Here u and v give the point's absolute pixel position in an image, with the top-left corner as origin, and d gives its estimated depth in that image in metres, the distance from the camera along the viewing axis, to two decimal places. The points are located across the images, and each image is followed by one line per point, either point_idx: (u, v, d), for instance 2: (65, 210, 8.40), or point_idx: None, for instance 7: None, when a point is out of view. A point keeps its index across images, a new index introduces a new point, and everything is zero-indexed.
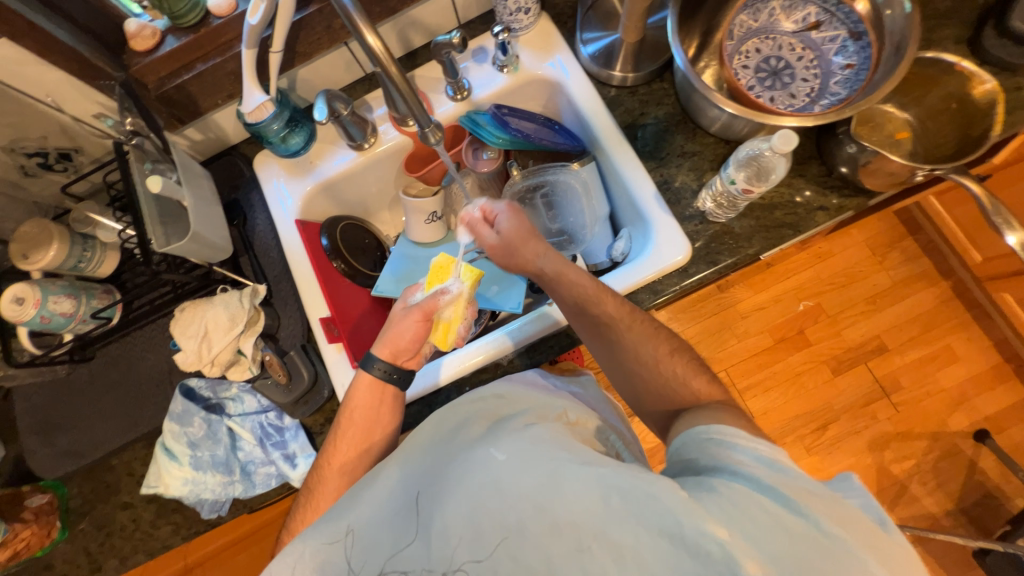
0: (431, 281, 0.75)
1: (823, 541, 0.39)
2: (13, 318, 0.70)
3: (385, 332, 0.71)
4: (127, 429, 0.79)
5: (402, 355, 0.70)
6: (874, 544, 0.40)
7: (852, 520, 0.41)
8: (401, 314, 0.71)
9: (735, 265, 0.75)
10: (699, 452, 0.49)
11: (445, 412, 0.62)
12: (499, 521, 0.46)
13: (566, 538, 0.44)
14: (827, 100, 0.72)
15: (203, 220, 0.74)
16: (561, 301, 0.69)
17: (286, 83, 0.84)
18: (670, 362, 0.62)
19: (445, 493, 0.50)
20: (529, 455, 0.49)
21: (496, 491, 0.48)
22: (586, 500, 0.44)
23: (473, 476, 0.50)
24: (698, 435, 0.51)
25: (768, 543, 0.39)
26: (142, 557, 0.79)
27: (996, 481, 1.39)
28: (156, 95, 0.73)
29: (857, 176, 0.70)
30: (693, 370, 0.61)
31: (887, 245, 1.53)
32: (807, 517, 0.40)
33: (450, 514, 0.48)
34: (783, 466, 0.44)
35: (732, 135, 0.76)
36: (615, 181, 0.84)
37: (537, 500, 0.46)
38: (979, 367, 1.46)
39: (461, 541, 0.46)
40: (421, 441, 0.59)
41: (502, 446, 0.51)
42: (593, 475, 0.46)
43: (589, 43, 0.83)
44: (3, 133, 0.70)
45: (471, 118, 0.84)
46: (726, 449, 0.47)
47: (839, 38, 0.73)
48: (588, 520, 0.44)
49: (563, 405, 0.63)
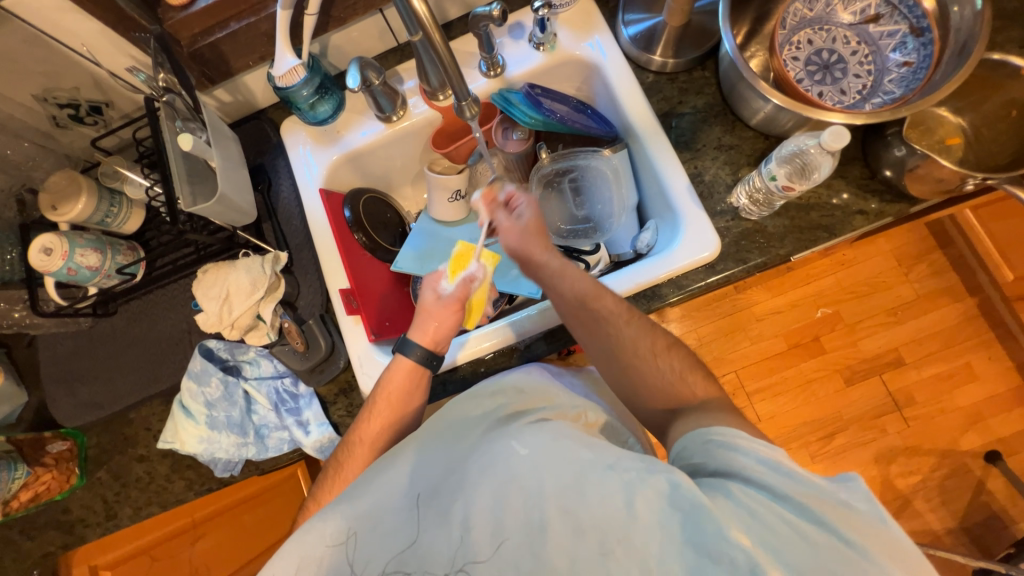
0: (454, 268, 0.70)
1: (843, 550, 0.39)
2: (40, 268, 0.71)
3: (420, 322, 0.69)
4: (145, 385, 0.80)
5: (441, 342, 0.70)
6: (888, 549, 0.40)
7: (867, 528, 0.41)
8: (434, 305, 0.69)
9: (764, 265, 0.73)
10: (703, 456, 0.49)
11: (462, 403, 0.63)
12: (522, 519, 0.47)
13: (589, 539, 0.44)
14: (880, 99, 0.69)
15: (230, 182, 0.74)
16: (557, 296, 0.66)
17: (318, 49, 0.83)
18: (666, 358, 0.62)
19: (468, 487, 0.50)
20: (551, 455, 0.50)
21: (518, 487, 0.48)
22: (612, 505, 0.45)
23: (496, 469, 0.50)
24: (701, 434, 0.51)
25: (789, 553, 0.39)
26: (155, 509, 0.82)
27: (1002, 503, 1.37)
28: (189, 52, 0.72)
29: (901, 181, 0.68)
30: (688, 364, 0.62)
31: (915, 257, 1.49)
32: (829, 528, 0.40)
33: (476, 506, 0.48)
34: (788, 469, 0.44)
35: (774, 130, 0.73)
36: (646, 170, 0.82)
37: (563, 502, 0.46)
38: (997, 389, 1.43)
39: (482, 536, 0.47)
40: (436, 431, 0.59)
41: (524, 441, 0.52)
42: (620, 481, 0.46)
43: (631, 24, 0.80)
44: (37, 81, 0.70)
45: (503, 96, 0.81)
46: (730, 450, 0.47)
47: (898, 34, 0.69)
48: (613, 525, 0.44)
49: (582, 406, 0.64)
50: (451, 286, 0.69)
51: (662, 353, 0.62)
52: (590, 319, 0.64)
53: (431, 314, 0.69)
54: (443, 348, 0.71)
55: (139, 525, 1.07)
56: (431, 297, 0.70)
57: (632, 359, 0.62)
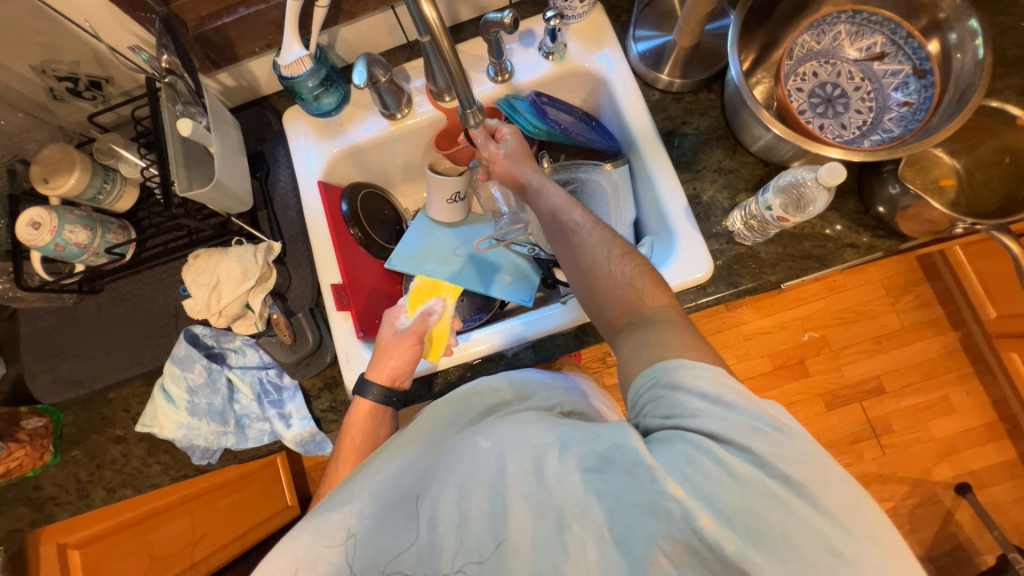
0: (413, 304, 0.78)
1: (769, 484, 0.41)
2: (27, 242, 0.70)
3: (379, 357, 0.71)
4: (126, 366, 0.79)
5: (399, 378, 0.71)
6: (815, 474, 0.42)
7: (799, 456, 0.42)
8: (391, 341, 0.71)
9: (754, 290, 0.74)
10: (650, 400, 0.49)
11: (438, 407, 0.64)
12: (486, 509, 0.48)
13: (548, 519, 0.45)
14: (878, 136, 0.71)
15: (228, 168, 0.73)
16: (537, 214, 0.69)
17: (326, 40, 0.82)
18: (620, 264, 0.59)
19: (436, 485, 0.52)
20: (511, 442, 0.50)
21: (483, 479, 0.49)
22: (567, 483, 0.46)
23: (461, 464, 0.51)
24: (651, 372, 0.50)
25: (723, 497, 0.41)
26: (129, 492, 0.81)
27: (968, 534, 1.40)
28: (194, 34, 0.72)
29: (893, 218, 0.69)
30: (643, 270, 0.59)
31: (902, 288, 1.51)
32: (761, 466, 0.42)
33: (443, 501, 0.50)
34: (731, 403, 0.45)
35: (774, 158, 0.74)
36: (645, 183, 0.82)
37: (525, 489, 0.47)
38: (972, 423, 1.46)
39: (448, 530, 0.49)
40: (420, 427, 0.61)
41: (487, 436, 0.53)
42: (575, 458, 0.47)
43: (641, 41, 0.80)
44: (36, 53, 0.69)
45: (509, 102, 0.81)
46: (676, 390, 0.47)
47: (902, 74, 0.71)
48: (570, 502, 0.45)
49: (557, 398, 0.64)
50: (410, 320, 0.75)
51: (617, 259, 0.60)
52: (558, 233, 0.65)
53: (387, 350, 0.71)
54: (400, 386, 0.71)
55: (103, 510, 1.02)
56: (389, 335, 0.72)
57: (590, 264, 0.61)
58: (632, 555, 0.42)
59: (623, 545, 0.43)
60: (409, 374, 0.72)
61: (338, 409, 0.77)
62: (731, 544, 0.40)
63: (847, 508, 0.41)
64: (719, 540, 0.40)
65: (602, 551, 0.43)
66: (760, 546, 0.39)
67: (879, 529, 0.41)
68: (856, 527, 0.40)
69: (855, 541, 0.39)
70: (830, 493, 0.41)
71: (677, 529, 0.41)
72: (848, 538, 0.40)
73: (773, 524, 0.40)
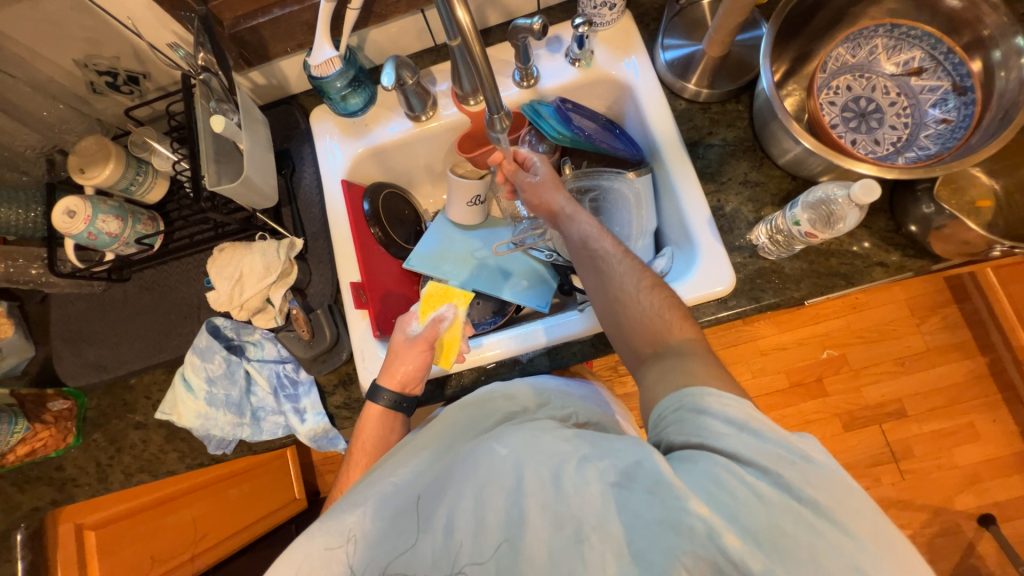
0: (425, 309, 0.75)
1: (796, 506, 0.40)
2: (62, 229, 0.72)
3: (391, 362, 0.71)
4: (149, 354, 0.81)
5: (409, 384, 0.71)
6: (843, 501, 0.41)
7: (826, 483, 0.42)
8: (402, 346, 0.71)
9: (777, 306, 0.73)
10: (675, 420, 0.49)
11: (452, 413, 0.65)
12: (502, 516, 0.48)
13: (565, 530, 0.45)
14: (913, 153, 0.69)
15: (256, 165, 0.74)
16: (565, 238, 0.70)
17: (356, 42, 0.83)
18: (649, 296, 0.60)
19: (452, 490, 0.52)
20: (529, 451, 0.50)
21: (501, 486, 0.50)
22: (586, 495, 0.45)
23: (478, 472, 0.52)
24: (677, 395, 0.50)
25: (748, 516, 0.40)
26: (146, 477, 0.83)
27: (991, 568, 1.35)
28: (230, 33, 0.74)
29: (925, 238, 0.67)
30: (671, 303, 0.59)
31: (929, 309, 1.47)
32: (786, 488, 0.41)
33: (460, 507, 0.51)
34: (758, 429, 0.45)
35: (802, 172, 0.72)
36: (668, 195, 0.82)
37: (543, 499, 0.47)
38: (999, 452, 1.41)
39: (464, 534, 0.49)
40: (435, 433, 0.62)
41: (504, 442, 0.53)
42: (594, 471, 0.46)
43: (669, 49, 0.79)
44: (79, 47, 0.71)
45: (533, 107, 0.81)
46: (702, 414, 0.47)
47: (940, 90, 0.69)
48: (588, 514, 0.45)
49: (572, 407, 0.64)
50: (422, 326, 0.74)
51: (647, 290, 0.60)
52: (587, 261, 0.66)
53: (399, 355, 0.71)
54: (410, 391, 0.72)
55: (123, 492, 1.04)
56: (402, 339, 0.72)
57: (619, 293, 0.61)
58: (652, 566, 0.41)
59: (642, 559, 0.42)
60: (421, 379, 0.72)
61: (352, 406, 0.78)
62: (757, 563, 0.39)
63: (876, 536, 0.40)
64: (745, 560, 0.39)
65: (621, 565, 0.42)
66: (786, 565, 0.39)
67: (908, 559, 0.40)
68: (886, 556, 0.39)
69: (884, 570, 0.39)
70: (859, 520, 0.40)
71: (702, 547, 0.40)
72: (878, 566, 0.39)
73: (800, 546, 0.39)
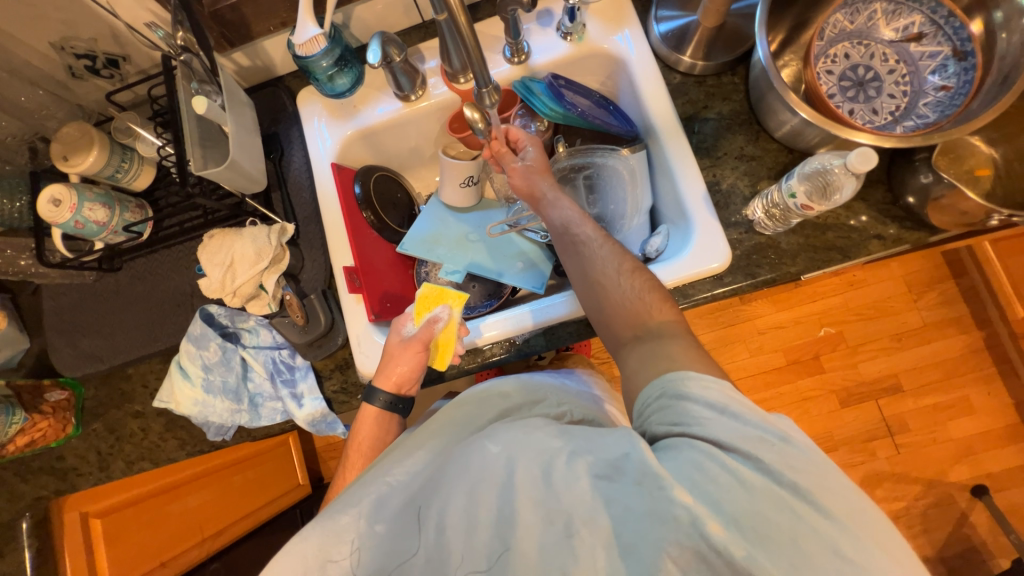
0: (419, 311, 0.74)
1: (778, 491, 0.41)
2: (48, 218, 0.71)
3: (387, 365, 0.71)
4: (144, 343, 0.81)
5: (404, 385, 0.71)
6: (820, 482, 0.41)
7: (807, 466, 0.42)
8: (399, 349, 0.71)
9: (773, 282, 0.72)
10: (658, 408, 0.49)
11: (447, 410, 0.65)
12: (494, 513, 0.48)
13: (556, 525, 0.45)
14: (912, 122, 0.67)
15: (242, 148, 0.73)
16: (548, 224, 0.72)
17: (340, 19, 0.81)
18: (630, 278, 0.61)
19: (442, 490, 0.51)
20: (521, 446, 0.50)
21: (493, 483, 0.49)
22: (577, 489, 0.46)
23: (469, 470, 0.50)
24: (660, 383, 0.50)
25: (728, 502, 0.41)
26: (147, 465, 0.83)
27: (984, 537, 1.37)
28: (210, 12, 0.72)
29: (923, 210, 0.66)
30: (651, 287, 0.60)
31: (926, 284, 1.47)
32: (765, 472, 0.42)
33: (451, 507, 0.49)
34: (736, 412, 0.46)
35: (799, 145, 0.71)
36: (663, 172, 0.80)
37: (535, 495, 0.47)
38: (992, 425, 1.42)
39: (456, 535, 0.48)
40: (427, 433, 0.62)
41: (497, 440, 0.52)
42: (584, 464, 0.47)
43: (663, 21, 0.77)
44: (55, 29, 0.69)
45: (525, 84, 0.80)
46: (684, 400, 0.48)
47: (940, 56, 0.67)
48: (579, 508, 0.45)
49: (567, 405, 0.65)
50: (417, 327, 0.73)
51: (628, 272, 0.62)
52: (569, 246, 0.68)
53: (396, 358, 0.71)
54: (406, 393, 0.72)
55: (124, 481, 1.04)
56: (397, 343, 0.72)
57: (600, 276, 0.62)
58: (641, 561, 0.41)
59: (630, 553, 0.42)
60: (415, 383, 0.72)
61: (349, 390, 0.78)
62: (739, 550, 0.39)
63: (854, 516, 0.40)
64: (728, 546, 0.39)
65: (610, 561, 0.43)
66: (768, 551, 0.39)
67: (884, 536, 0.41)
68: (863, 536, 0.40)
69: (863, 548, 0.39)
70: (838, 502, 0.41)
71: (685, 535, 0.40)
72: (857, 546, 0.39)
73: (782, 531, 0.39)
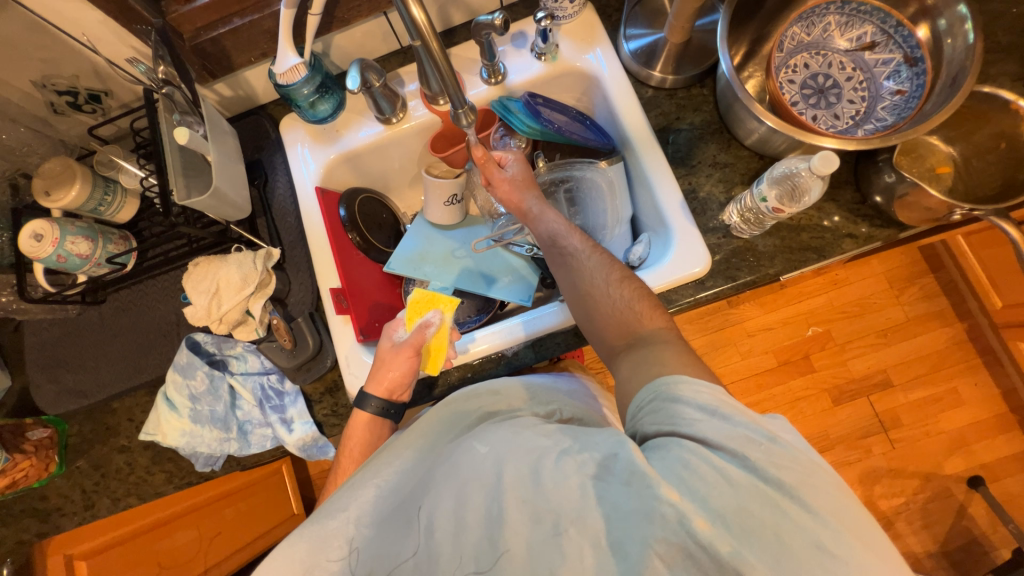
0: (410, 316, 0.75)
1: (762, 488, 0.41)
2: (30, 253, 0.70)
3: (381, 373, 0.71)
4: (129, 375, 0.80)
5: (398, 391, 0.71)
6: (806, 479, 0.42)
7: (792, 463, 0.43)
8: (394, 356, 0.70)
9: (753, 283, 0.74)
10: (651, 411, 0.50)
11: (436, 411, 0.66)
12: (483, 514, 0.48)
13: (543, 525, 0.45)
14: (872, 125, 0.71)
15: (226, 176, 0.74)
16: (537, 237, 0.75)
17: (320, 48, 0.83)
18: (619, 288, 0.63)
19: (435, 491, 0.52)
20: (510, 448, 0.51)
21: (482, 486, 0.49)
22: (566, 488, 0.46)
23: (460, 473, 0.52)
24: (652, 387, 0.51)
25: (714, 498, 0.41)
26: (134, 501, 0.81)
27: (983, 528, 1.38)
28: (190, 46, 0.73)
29: (890, 208, 0.69)
30: (640, 295, 0.62)
31: (906, 279, 1.50)
32: (750, 469, 0.42)
33: (441, 505, 0.50)
34: (727, 415, 0.46)
35: (768, 151, 0.74)
36: (641, 183, 0.83)
37: (523, 493, 0.47)
38: (982, 415, 1.44)
39: (445, 538, 0.49)
40: (416, 434, 0.63)
41: (484, 440, 0.54)
42: (574, 463, 0.47)
43: (632, 39, 0.80)
44: (37, 67, 0.70)
45: (503, 103, 0.81)
46: (676, 403, 0.48)
47: (893, 62, 0.71)
48: (566, 508, 0.45)
49: (556, 403, 0.67)
50: (408, 332, 0.73)
51: (616, 283, 0.63)
52: (559, 258, 0.70)
53: (390, 365, 0.70)
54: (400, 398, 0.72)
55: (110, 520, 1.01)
56: (389, 348, 0.72)
57: (591, 286, 0.64)
58: (628, 559, 0.41)
59: (619, 551, 0.42)
60: (406, 389, 0.72)
61: (340, 413, 0.77)
62: (725, 545, 0.39)
63: (836, 509, 0.41)
64: (713, 542, 0.40)
65: (599, 559, 0.43)
66: (752, 546, 0.39)
67: (864, 531, 0.41)
68: (845, 529, 0.40)
69: (843, 541, 0.40)
70: (821, 497, 0.42)
71: (672, 532, 0.41)
72: (838, 540, 0.40)
73: (766, 526, 0.40)
